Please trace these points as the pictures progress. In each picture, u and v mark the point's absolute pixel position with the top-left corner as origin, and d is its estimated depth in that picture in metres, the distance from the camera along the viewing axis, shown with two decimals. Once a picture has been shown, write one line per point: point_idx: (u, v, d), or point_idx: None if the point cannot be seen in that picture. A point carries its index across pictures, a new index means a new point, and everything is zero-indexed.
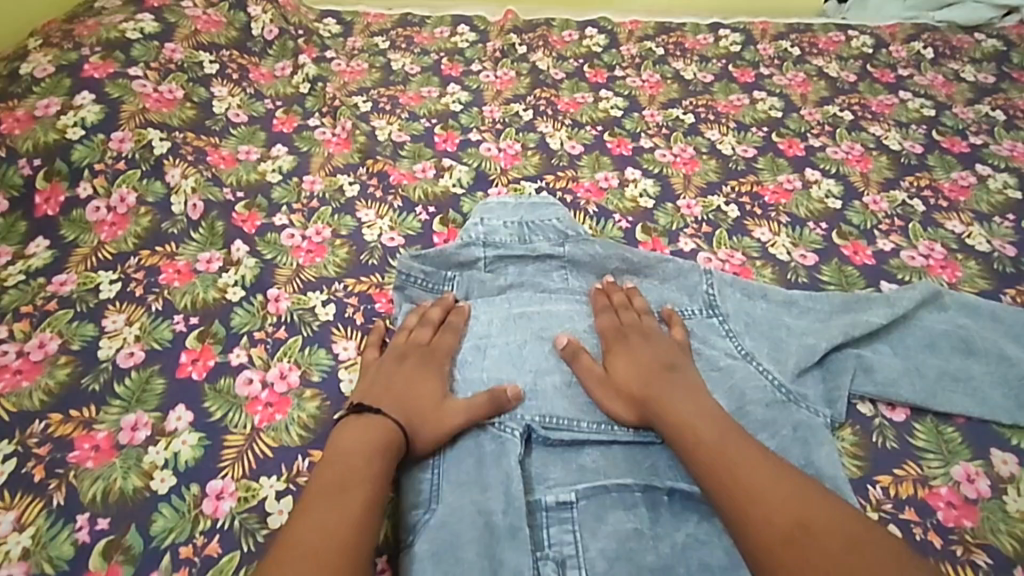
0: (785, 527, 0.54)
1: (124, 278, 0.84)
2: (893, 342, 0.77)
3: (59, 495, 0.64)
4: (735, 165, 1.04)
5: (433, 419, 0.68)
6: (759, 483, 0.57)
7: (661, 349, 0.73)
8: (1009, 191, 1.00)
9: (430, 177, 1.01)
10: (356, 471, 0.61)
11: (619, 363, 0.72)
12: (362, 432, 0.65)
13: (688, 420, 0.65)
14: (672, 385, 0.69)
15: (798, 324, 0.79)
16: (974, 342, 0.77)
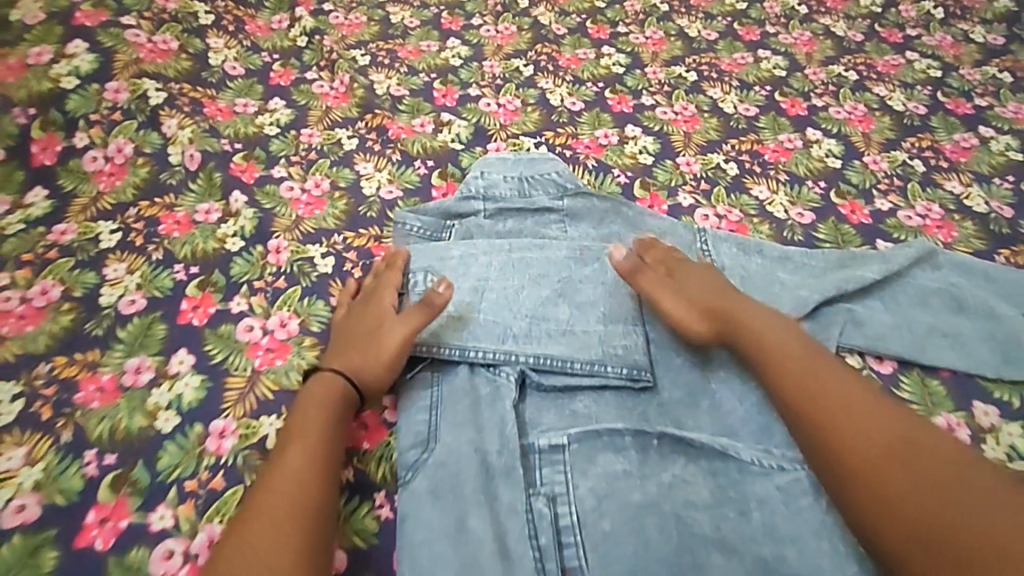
0: (854, 448, 0.56)
1: (124, 228, 0.84)
2: (885, 297, 0.78)
3: (67, 433, 0.65)
4: (736, 124, 1.03)
5: (371, 346, 0.68)
6: (834, 402, 0.59)
7: (719, 285, 0.74)
8: (1010, 153, 1.00)
9: (428, 132, 1.00)
10: (309, 430, 0.62)
11: (687, 283, 0.74)
12: (307, 394, 0.65)
13: (760, 341, 0.67)
14: (743, 308, 0.70)
15: (790, 279, 0.80)
16: (964, 300, 0.78)
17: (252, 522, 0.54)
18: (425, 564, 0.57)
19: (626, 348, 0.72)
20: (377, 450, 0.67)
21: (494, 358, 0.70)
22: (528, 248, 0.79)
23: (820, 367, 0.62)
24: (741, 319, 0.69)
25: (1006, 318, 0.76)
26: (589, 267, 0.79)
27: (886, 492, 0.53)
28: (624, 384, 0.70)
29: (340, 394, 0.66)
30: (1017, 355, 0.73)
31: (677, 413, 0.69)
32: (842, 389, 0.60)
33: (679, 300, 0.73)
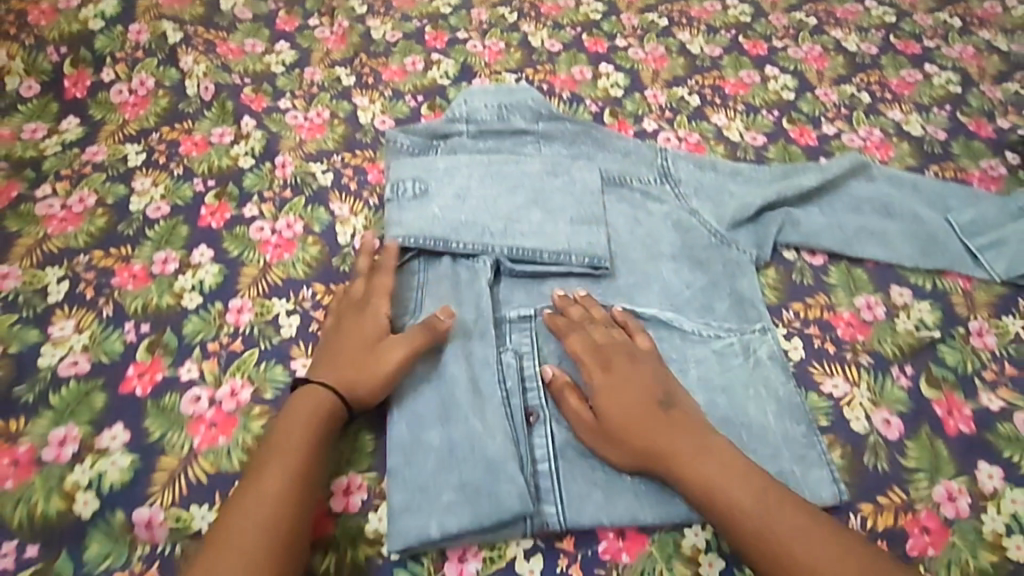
0: (784, 557, 0.56)
1: (148, 149, 0.94)
2: (822, 204, 0.88)
3: (108, 309, 0.75)
4: (701, 63, 1.13)
5: (369, 362, 0.67)
6: (756, 519, 0.58)
7: (641, 374, 0.67)
8: (950, 86, 1.09)
9: (419, 70, 1.10)
10: (283, 454, 0.61)
11: (607, 407, 0.65)
12: (295, 405, 0.65)
13: (680, 459, 0.61)
14: (661, 422, 0.63)
15: (737, 189, 0.89)
16: (893, 206, 0.87)
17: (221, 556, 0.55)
18: (412, 401, 0.68)
19: (589, 243, 0.82)
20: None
21: (474, 249, 0.80)
22: (505, 161, 0.88)
23: (727, 467, 0.60)
24: (660, 441, 0.62)
25: (928, 220, 0.85)
26: (558, 177, 0.88)
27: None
28: (586, 272, 0.81)
29: (325, 411, 0.65)
30: (933, 251, 0.83)
31: (631, 293, 0.80)
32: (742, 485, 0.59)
33: (603, 438, 0.64)
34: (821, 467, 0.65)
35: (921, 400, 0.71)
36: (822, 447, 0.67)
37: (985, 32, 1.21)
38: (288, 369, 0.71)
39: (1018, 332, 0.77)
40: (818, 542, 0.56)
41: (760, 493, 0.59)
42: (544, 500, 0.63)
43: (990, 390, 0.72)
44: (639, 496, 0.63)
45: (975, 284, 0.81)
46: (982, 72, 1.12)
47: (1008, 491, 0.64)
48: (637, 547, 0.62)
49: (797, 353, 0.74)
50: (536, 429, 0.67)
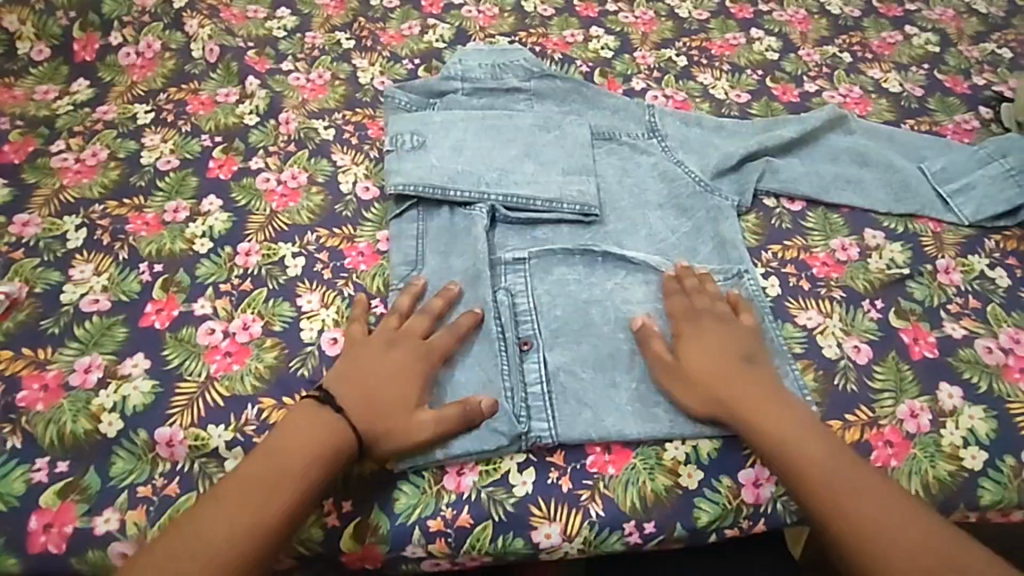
0: (841, 507, 0.58)
1: (157, 109, 0.98)
2: (801, 154, 0.92)
3: (124, 253, 0.79)
4: (688, 25, 1.17)
5: (398, 424, 0.62)
6: (827, 472, 0.59)
7: (732, 334, 0.68)
8: (929, 47, 1.13)
9: (415, 34, 1.13)
10: (296, 466, 0.59)
11: (688, 353, 0.66)
12: (317, 429, 0.61)
13: (754, 411, 0.63)
14: (743, 375, 0.65)
15: (720, 143, 0.93)
16: (869, 155, 0.91)
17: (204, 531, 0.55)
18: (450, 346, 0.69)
19: (579, 191, 0.85)
20: (372, 270, 0.79)
21: (470, 197, 0.83)
22: (499, 117, 0.92)
23: (798, 418, 0.63)
24: (737, 385, 0.64)
25: (900, 168, 0.89)
26: (550, 131, 0.92)
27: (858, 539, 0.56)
28: (577, 220, 0.84)
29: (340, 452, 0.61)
30: (904, 197, 0.87)
31: (620, 238, 0.83)
32: (816, 442, 0.61)
33: (678, 382, 0.66)
34: (795, 390, 0.68)
35: (889, 329, 0.74)
36: (797, 371, 0.69)
37: None
38: (295, 305, 0.74)
39: (982, 269, 0.80)
40: (884, 501, 0.58)
41: (835, 454, 0.60)
42: (535, 418, 0.65)
43: (954, 320, 0.75)
44: (626, 416, 0.65)
45: (945, 226, 0.85)
46: (960, 33, 1.16)
47: (969, 408, 0.68)
48: (623, 460, 0.65)
49: (774, 290, 0.77)
50: (529, 356, 0.69)
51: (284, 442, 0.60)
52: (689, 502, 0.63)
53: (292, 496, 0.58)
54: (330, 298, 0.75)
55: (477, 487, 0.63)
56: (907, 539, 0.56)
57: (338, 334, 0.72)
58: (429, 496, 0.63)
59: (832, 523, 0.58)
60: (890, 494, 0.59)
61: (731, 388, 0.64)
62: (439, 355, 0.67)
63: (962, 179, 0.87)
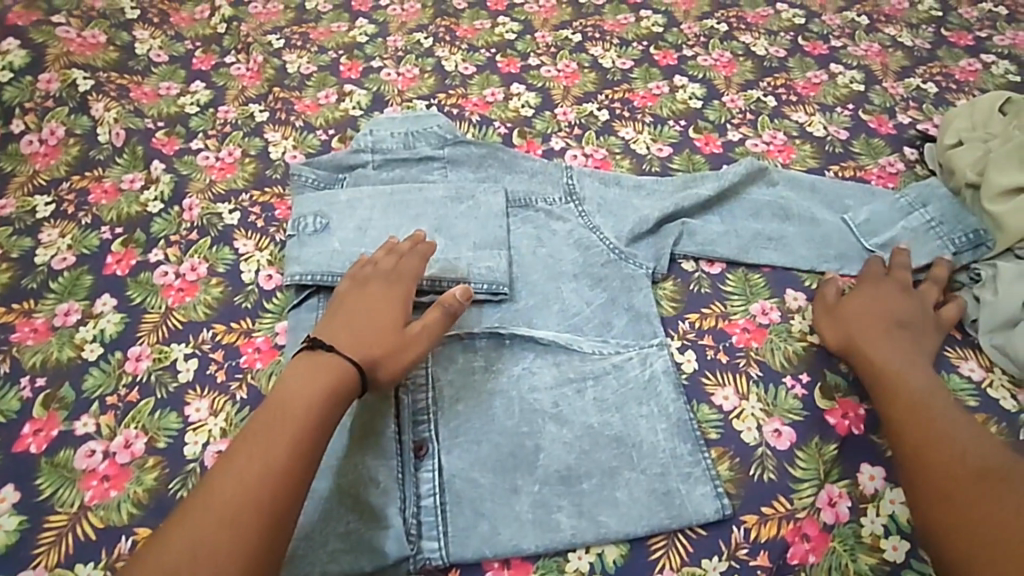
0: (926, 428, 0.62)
1: (58, 200, 0.95)
2: (723, 210, 0.88)
3: (5, 366, 0.75)
4: (612, 76, 1.15)
5: (392, 342, 0.66)
6: (928, 422, 0.63)
7: (895, 299, 0.75)
8: (854, 85, 1.12)
9: (331, 103, 1.10)
10: (283, 421, 0.58)
11: (851, 306, 0.75)
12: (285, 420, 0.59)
13: (874, 355, 0.70)
14: (878, 327, 0.72)
15: (643, 202, 0.88)
16: (792, 207, 0.88)
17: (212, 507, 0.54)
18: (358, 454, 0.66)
19: (488, 268, 0.80)
20: (268, 368, 0.75)
21: None
22: (407, 193, 0.87)
23: (922, 374, 0.67)
24: (855, 322, 0.73)
25: (824, 222, 0.86)
26: (461, 205, 0.86)
27: (926, 450, 0.61)
28: (485, 299, 0.79)
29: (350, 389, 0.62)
30: (827, 253, 0.84)
31: (530, 315, 0.78)
32: (958, 413, 0.63)
33: (828, 322, 0.75)
34: (706, 483, 0.64)
35: (813, 409, 0.70)
36: (708, 461, 0.66)
37: (891, 29, 1.24)
38: (182, 415, 0.71)
39: None
40: (970, 445, 0.60)
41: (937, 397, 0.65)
42: (424, 536, 0.61)
43: None
44: (524, 525, 0.62)
45: None
46: (884, 69, 1.15)
47: (890, 491, 0.65)
48: (522, 575, 0.60)
49: (690, 366, 0.74)
50: (424, 462, 0.65)
51: (250, 439, 0.57)
52: None
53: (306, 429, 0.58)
54: (220, 404, 0.72)
55: None
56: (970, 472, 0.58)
57: (223, 445, 0.69)
58: None
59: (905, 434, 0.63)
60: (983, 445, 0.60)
61: (865, 331, 0.72)
62: (409, 279, 0.74)
63: (885, 235, 0.84)
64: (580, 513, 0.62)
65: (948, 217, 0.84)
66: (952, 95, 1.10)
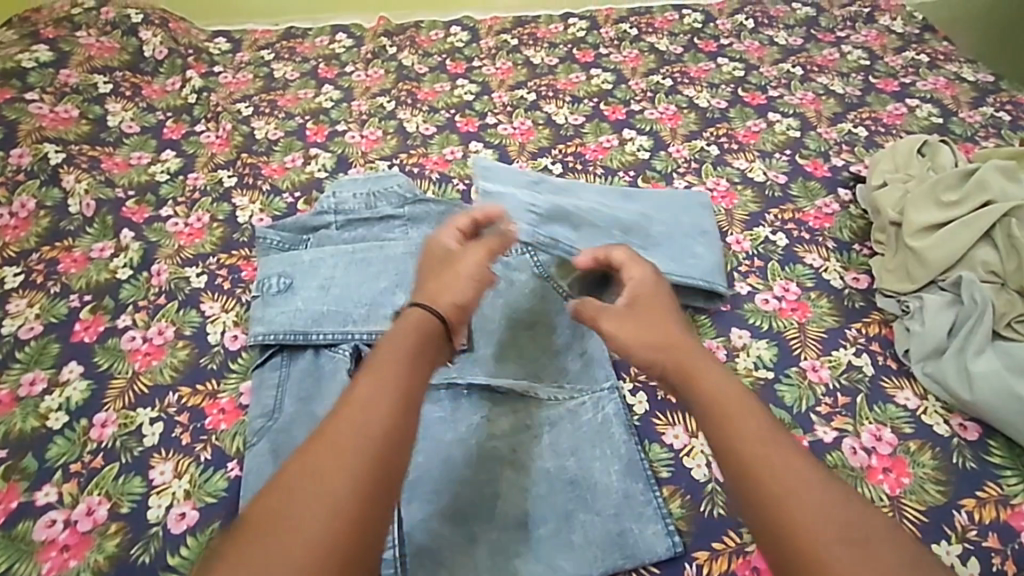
0: (754, 473, 0.55)
1: (27, 270, 0.97)
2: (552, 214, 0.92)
3: None
4: (564, 132, 1.22)
5: (456, 276, 0.70)
6: (744, 451, 0.56)
7: (632, 328, 0.69)
8: (790, 132, 1.19)
9: (298, 166, 1.15)
10: (389, 360, 0.60)
11: (660, 328, 0.68)
12: (374, 407, 0.55)
13: (708, 380, 0.62)
14: (686, 340, 0.67)
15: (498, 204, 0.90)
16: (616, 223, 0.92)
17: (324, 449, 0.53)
18: None
19: None
20: (232, 429, 0.76)
21: (335, 338, 0.81)
22: (368, 251, 0.90)
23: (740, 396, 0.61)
24: (672, 344, 0.66)
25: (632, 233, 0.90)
26: (422, 260, 0.90)
27: (769, 494, 0.53)
28: None
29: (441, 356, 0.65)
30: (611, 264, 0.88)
31: (488, 364, 0.80)
32: (774, 439, 0.57)
33: (643, 346, 0.68)
34: (658, 521, 0.67)
35: None
36: (659, 499, 0.68)
37: (823, 78, 1.34)
38: (146, 479, 0.71)
39: (848, 361, 0.80)
40: (803, 477, 0.53)
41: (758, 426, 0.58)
42: None
43: (825, 422, 0.74)
44: (481, 574, 0.63)
45: (810, 316, 0.86)
46: (818, 115, 1.23)
47: None
48: None
49: (641, 407, 0.77)
50: None
51: (344, 407, 0.55)
52: None
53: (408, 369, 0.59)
54: (183, 466, 0.72)
55: None
56: (821, 521, 0.51)
57: (188, 507, 0.69)
58: None
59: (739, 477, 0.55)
60: (813, 477, 0.54)
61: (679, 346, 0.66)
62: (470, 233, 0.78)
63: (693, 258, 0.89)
64: (536, 558, 0.64)
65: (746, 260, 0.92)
66: (881, 137, 1.18)
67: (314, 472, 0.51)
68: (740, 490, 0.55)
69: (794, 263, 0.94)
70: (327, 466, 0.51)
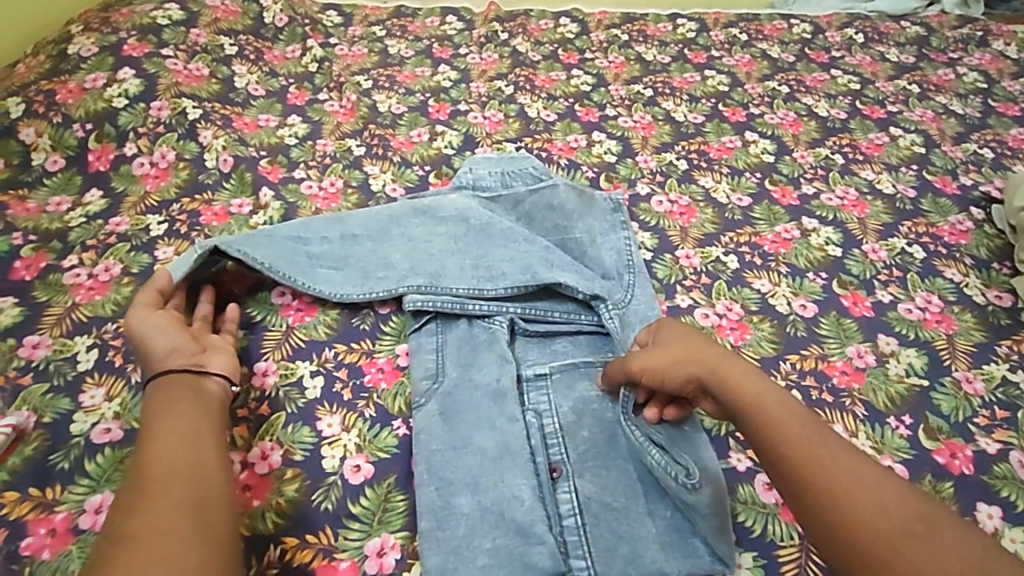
0: (811, 473, 0.56)
1: (169, 219, 1.00)
2: (373, 229, 0.89)
3: (137, 375, 0.78)
4: (686, 129, 1.22)
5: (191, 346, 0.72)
6: (800, 451, 0.57)
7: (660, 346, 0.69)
8: (915, 147, 1.19)
9: (424, 141, 1.17)
10: (176, 412, 0.64)
11: (680, 342, 0.68)
12: (180, 445, 0.60)
13: (741, 383, 0.63)
14: (715, 347, 0.67)
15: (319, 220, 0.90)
16: (455, 235, 0.88)
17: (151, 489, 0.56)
18: (493, 473, 0.67)
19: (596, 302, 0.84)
20: (393, 388, 0.77)
21: (490, 309, 0.82)
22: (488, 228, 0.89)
23: (784, 400, 0.61)
24: (706, 354, 0.66)
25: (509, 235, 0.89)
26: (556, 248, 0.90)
27: (838, 494, 0.54)
28: (595, 329, 0.83)
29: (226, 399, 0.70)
30: (474, 244, 0.88)
31: None
32: (825, 440, 0.58)
33: (660, 362, 0.67)
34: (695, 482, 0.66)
35: (921, 449, 0.73)
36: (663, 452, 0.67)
37: (941, 97, 1.34)
38: (315, 430, 0.73)
39: (1002, 376, 0.81)
40: (860, 473, 0.55)
41: (811, 428, 0.59)
42: (572, 555, 0.63)
43: (985, 434, 0.75)
44: (662, 548, 0.64)
45: (956, 329, 0.86)
46: (941, 134, 1.23)
47: (1010, 530, 0.67)
48: None
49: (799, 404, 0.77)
50: (560, 484, 0.67)
51: (153, 456, 0.59)
52: None
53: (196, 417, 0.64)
54: (351, 420, 0.74)
55: None
56: (885, 521, 0.52)
57: (361, 459, 0.70)
58: None
59: (800, 481, 0.56)
60: (873, 475, 0.55)
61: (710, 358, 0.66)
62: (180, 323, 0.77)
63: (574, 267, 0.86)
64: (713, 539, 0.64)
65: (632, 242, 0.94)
66: (1008, 160, 1.17)
67: (138, 505, 0.54)
68: (797, 493, 0.56)
69: (934, 276, 0.94)
70: (156, 496, 0.55)
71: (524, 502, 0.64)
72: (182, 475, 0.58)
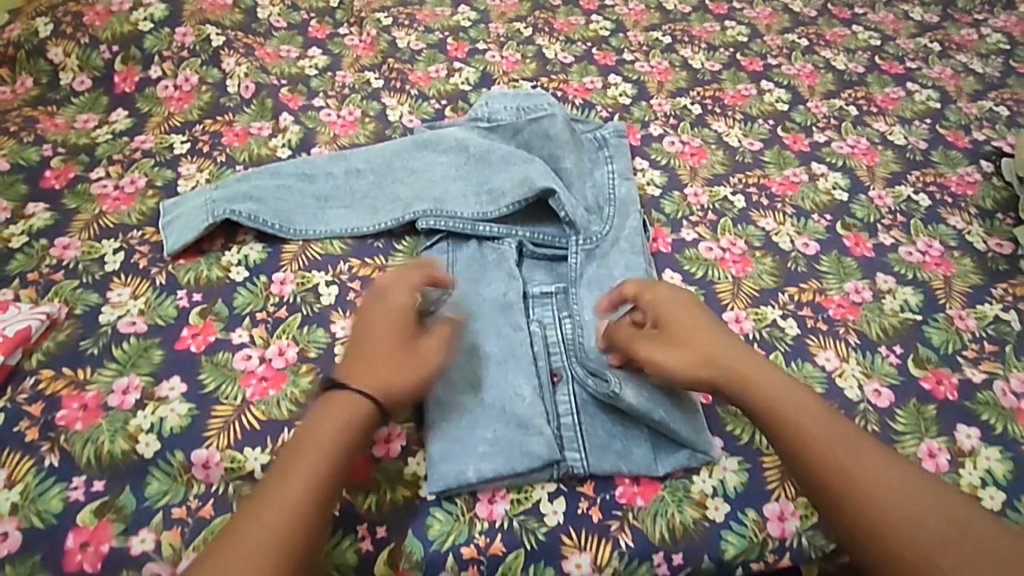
0: (821, 461, 0.61)
1: (192, 139, 1.03)
2: (375, 162, 0.91)
3: (162, 278, 0.81)
4: (702, 76, 1.22)
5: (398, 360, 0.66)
6: (812, 440, 0.62)
7: (661, 332, 0.70)
8: (930, 102, 1.19)
9: (442, 77, 1.19)
10: (321, 440, 0.60)
11: (680, 328, 0.69)
12: (298, 493, 0.56)
13: (748, 375, 0.66)
14: (713, 334, 0.68)
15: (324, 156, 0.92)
16: (456, 164, 0.90)
17: (242, 530, 0.54)
18: (497, 375, 0.70)
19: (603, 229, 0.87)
20: None
21: (499, 232, 0.84)
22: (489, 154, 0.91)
23: (783, 385, 0.65)
24: (709, 346, 0.68)
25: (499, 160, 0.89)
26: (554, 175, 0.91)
27: (846, 481, 0.59)
28: None
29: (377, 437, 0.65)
30: (472, 170, 0.90)
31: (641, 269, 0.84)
32: (833, 427, 0.62)
33: (664, 354, 0.68)
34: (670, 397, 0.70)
35: (909, 376, 0.76)
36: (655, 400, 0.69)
37: (962, 56, 1.33)
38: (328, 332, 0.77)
39: (995, 315, 0.83)
40: (870, 458, 0.60)
41: (815, 415, 0.63)
42: (567, 448, 0.67)
43: (972, 365, 0.78)
44: (652, 448, 0.68)
45: (955, 272, 0.88)
46: (958, 90, 1.23)
47: (985, 450, 0.71)
48: (652, 491, 0.66)
49: (793, 330, 0.80)
50: (559, 388, 0.71)
51: (268, 491, 0.56)
52: (715, 534, 0.65)
53: (329, 456, 0.59)
54: None
55: (509, 515, 0.64)
56: (897, 499, 0.58)
57: None
58: (462, 524, 0.64)
59: (814, 472, 0.61)
60: (878, 455, 0.61)
61: (710, 349, 0.68)
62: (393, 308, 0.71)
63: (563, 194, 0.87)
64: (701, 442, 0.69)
65: (616, 174, 0.94)
66: None
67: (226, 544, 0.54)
68: (811, 479, 0.61)
69: (937, 223, 0.95)
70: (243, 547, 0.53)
71: (524, 400, 0.69)
72: (279, 531, 0.54)
